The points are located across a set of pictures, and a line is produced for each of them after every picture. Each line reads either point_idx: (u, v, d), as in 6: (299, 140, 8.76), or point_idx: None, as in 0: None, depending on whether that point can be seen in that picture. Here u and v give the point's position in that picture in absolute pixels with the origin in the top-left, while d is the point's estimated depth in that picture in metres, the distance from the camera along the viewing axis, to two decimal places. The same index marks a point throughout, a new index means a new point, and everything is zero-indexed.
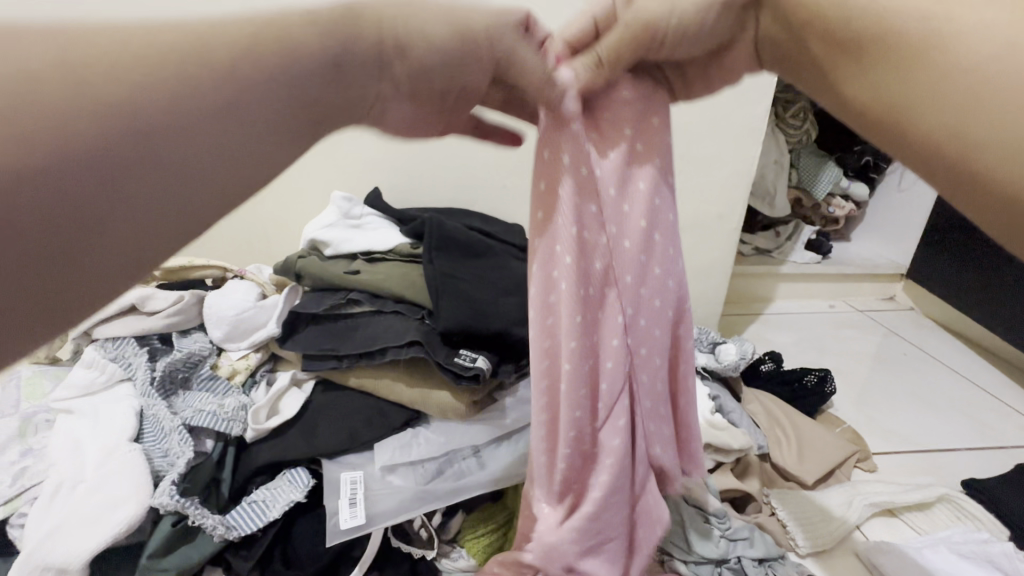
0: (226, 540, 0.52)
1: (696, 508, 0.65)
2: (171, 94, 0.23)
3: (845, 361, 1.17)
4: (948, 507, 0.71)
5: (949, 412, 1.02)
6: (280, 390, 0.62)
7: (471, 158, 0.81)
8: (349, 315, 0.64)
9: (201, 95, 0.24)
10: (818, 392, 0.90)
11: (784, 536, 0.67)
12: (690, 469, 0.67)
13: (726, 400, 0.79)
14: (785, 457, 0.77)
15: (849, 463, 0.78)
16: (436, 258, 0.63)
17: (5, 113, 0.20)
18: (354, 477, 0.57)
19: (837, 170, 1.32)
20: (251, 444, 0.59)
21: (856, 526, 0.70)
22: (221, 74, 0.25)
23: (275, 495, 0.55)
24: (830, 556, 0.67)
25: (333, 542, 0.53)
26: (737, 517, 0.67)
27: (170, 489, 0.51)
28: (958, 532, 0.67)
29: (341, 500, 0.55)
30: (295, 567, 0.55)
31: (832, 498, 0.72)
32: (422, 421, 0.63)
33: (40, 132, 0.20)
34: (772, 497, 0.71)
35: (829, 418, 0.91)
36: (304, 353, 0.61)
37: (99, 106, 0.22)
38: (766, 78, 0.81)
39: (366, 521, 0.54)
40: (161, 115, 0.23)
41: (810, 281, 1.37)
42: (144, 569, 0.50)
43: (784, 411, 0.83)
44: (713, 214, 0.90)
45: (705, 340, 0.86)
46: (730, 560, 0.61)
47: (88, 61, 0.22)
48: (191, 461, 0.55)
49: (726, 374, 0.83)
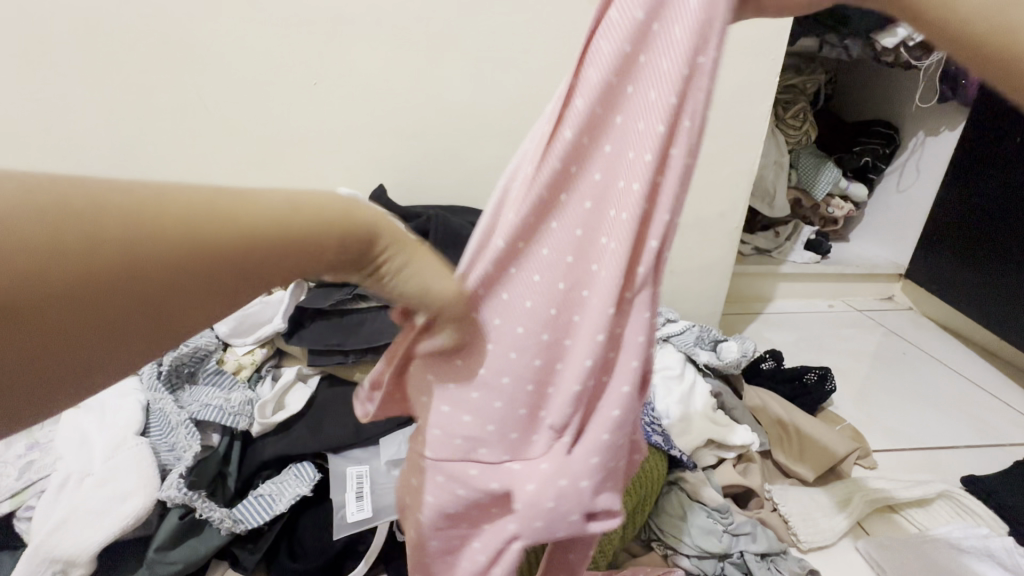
0: (233, 533, 0.52)
1: (698, 503, 0.65)
2: (142, 247, 0.21)
3: (845, 359, 1.18)
4: (947, 503, 0.72)
5: (948, 410, 1.02)
6: (286, 384, 0.62)
7: (474, 156, 0.82)
8: (355, 310, 0.64)
9: (217, 279, 0.23)
10: (818, 389, 0.91)
11: (786, 531, 0.68)
12: (692, 464, 0.69)
13: (728, 396, 0.80)
14: (785, 454, 0.79)
15: (850, 459, 0.78)
16: (442, 254, 0.63)
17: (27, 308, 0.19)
18: (361, 471, 0.57)
19: (836, 171, 1.33)
20: (257, 438, 0.59)
21: (857, 522, 0.71)
22: (256, 264, 0.23)
23: (281, 489, 0.55)
24: (832, 551, 0.68)
25: (339, 535, 0.53)
26: (740, 513, 0.67)
27: (179, 482, 0.51)
28: (958, 527, 0.68)
29: (347, 493, 0.55)
30: (302, 560, 0.55)
31: (833, 495, 0.72)
32: None
33: (55, 310, 0.20)
34: (775, 493, 0.71)
35: (829, 415, 0.92)
36: (311, 348, 0.61)
37: (119, 290, 0.21)
38: (768, 77, 0.82)
39: (372, 513, 0.54)
40: (177, 303, 0.22)
41: (810, 280, 1.38)
42: (152, 561, 0.50)
43: (783, 406, 0.83)
44: (715, 213, 0.91)
45: (707, 338, 0.86)
46: (733, 555, 0.62)
47: (115, 256, 0.20)
48: (198, 455, 0.55)
49: (727, 371, 0.84)
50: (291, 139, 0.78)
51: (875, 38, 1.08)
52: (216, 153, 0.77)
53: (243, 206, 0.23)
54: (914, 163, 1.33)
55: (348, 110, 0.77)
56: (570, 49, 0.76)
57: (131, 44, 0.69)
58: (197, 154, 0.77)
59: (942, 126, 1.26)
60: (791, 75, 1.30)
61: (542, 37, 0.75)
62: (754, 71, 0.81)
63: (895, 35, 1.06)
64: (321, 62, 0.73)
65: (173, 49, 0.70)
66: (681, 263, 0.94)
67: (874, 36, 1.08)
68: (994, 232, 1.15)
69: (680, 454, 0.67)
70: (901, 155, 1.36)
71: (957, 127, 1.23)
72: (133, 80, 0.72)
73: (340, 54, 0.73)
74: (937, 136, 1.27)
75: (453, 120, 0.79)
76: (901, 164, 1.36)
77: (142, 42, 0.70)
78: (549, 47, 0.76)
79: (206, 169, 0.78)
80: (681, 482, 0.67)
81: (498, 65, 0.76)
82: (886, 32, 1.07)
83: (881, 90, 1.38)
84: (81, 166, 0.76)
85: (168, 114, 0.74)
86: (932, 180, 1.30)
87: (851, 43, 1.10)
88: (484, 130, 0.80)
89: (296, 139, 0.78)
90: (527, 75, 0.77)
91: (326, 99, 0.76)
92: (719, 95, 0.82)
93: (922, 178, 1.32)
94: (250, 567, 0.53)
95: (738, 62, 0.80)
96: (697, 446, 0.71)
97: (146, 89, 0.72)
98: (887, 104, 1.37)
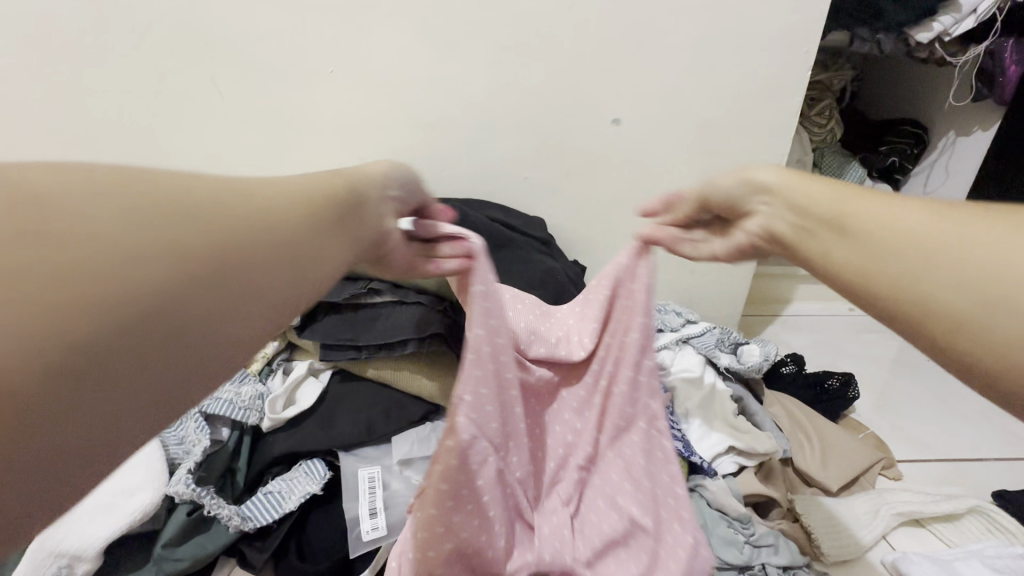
0: (241, 531, 0.51)
1: (719, 512, 0.63)
2: (177, 241, 0.28)
3: (866, 365, 1.15)
4: (979, 520, 0.69)
5: (974, 420, 0.99)
6: (297, 379, 0.60)
7: (492, 148, 0.80)
8: (370, 304, 0.61)
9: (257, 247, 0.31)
10: (841, 396, 0.88)
11: (809, 544, 0.65)
12: (712, 471, 0.66)
13: (749, 402, 0.77)
14: (807, 461, 0.76)
15: (873, 471, 0.77)
16: None
17: (107, 268, 0.26)
18: (373, 473, 0.56)
19: (860, 170, 1.30)
20: (267, 433, 0.58)
21: (882, 536, 0.68)
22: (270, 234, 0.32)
23: (291, 486, 0.54)
24: (854, 566, 0.65)
25: (356, 554, 0.52)
26: (761, 522, 0.64)
27: (187, 478, 0.50)
28: (991, 547, 0.65)
29: (363, 508, 0.53)
30: (311, 561, 0.53)
31: (857, 506, 0.70)
32: (441, 415, 0.60)
33: (121, 285, 0.26)
34: (798, 503, 0.68)
35: (852, 424, 0.89)
36: (324, 342, 0.59)
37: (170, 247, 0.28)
38: (801, 71, 0.78)
39: (388, 532, 0.53)
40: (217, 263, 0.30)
41: None
42: (159, 557, 0.49)
43: (807, 417, 0.81)
44: None
45: (729, 340, 0.83)
46: (754, 567, 0.59)
47: (187, 239, 0.28)
48: (207, 449, 0.54)
49: (747, 375, 0.81)
50: (308, 128, 0.76)
51: (909, 33, 1.04)
52: (232, 141, 0.76)
53: (244, 195, 0.32)
54: (944, 164, 1.28)
55: (365, 97, 0.75)
56: (592, 37, 0.73)
57: (145, 25, 0.68)
58: (213, 142, 0.76)
59: (975, 125, 1.22)
60: (818, 71, 1.27)
61: (566, 26, 0.72)
62: (787, 64, 0.78)
63: (930, 30, 1.02)
64: (339, 51, 0.71)
65: (186, 33, 0.69)
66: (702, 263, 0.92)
67: (908, 30, 1.04)
68: None
69: (699, 460, 0.66)
70: (928, 155, 1.30)
71: (992, 127, 1.20)
72: (149, 65, 0.70)
73: (357, 41, 0.71)
74: (967, 136, 1.23)
75: (471, 111, 0.77)
76: (929, 164, 1.30)
77: (156, 26, 0.68)
78: (570, 35, 0.73)
79: (223, 156, 0.77)
80: (701, 489, 0.64)
81: (518, 55, 0.74)
82: (921, 26, 1.03)
83: (911, 87, 1.34)
84: (99, 152, 0.75)
85: (184, 101, 0.73)
86: (964, 181, 1.27)
87: (882, 38, 1.05)
88: (502, 122, 0.78)
89: (313, 129, 0.76)
90: (548, 65, 0.75)
91: (343, 88, 0.74)
92: (748, 88, 0.79)
93: (951, 179, 1.28)
94: (258, 566, 0.51)
95: (769, 54, 0.77)
96: (717, 452, 0.69)
97: (160, 74, 0.71)
98: (917, 102, 1.33)
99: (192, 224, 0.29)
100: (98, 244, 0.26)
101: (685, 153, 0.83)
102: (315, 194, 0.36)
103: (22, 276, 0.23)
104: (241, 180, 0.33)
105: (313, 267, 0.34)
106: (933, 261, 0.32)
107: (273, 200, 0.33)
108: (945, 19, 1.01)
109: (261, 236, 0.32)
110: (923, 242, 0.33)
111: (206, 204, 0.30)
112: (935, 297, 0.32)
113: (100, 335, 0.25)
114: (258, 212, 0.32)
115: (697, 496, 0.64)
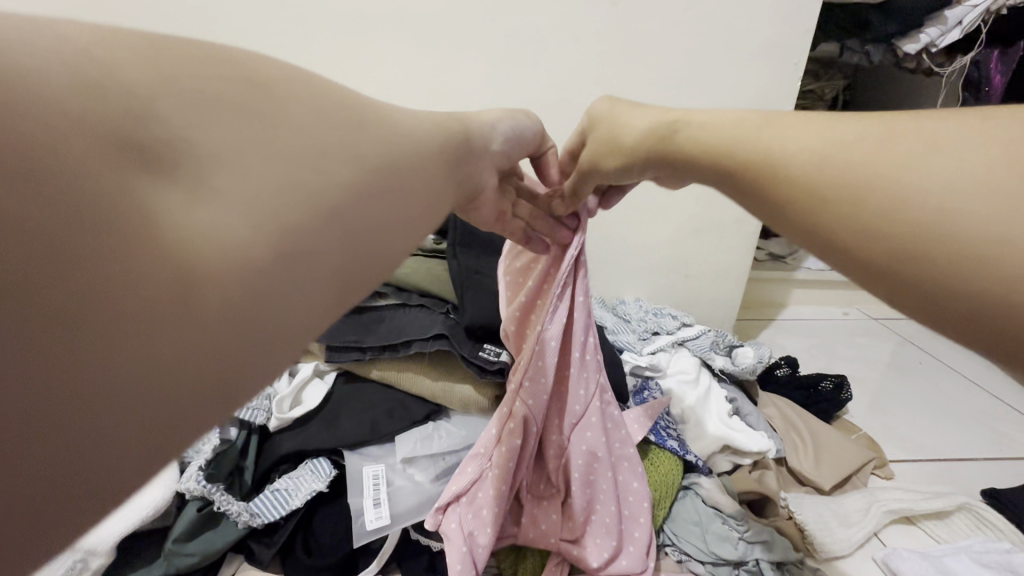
0: (250, 527, 0.53)
1: (714, 509, 0.64)
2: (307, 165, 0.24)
3: (860, 368, 1.17)
4: (968, 517, 0.71)
5: (965, 421, 1.01)
6: (303, 380, 0.62)
7: None
8: (374, 307, 0.63)
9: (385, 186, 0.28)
10: (834, 398, 0.90)
11: (802, 541, 0.66)
12: (707, 469, 0.68)
13: (743, 403, 0.79)
14: (801, 461, 0.77)
15: (865, 469, 0.79)
16: (460, 253, 0.61)
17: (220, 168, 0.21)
18: (376, 470, 0.57)
19: None
20: (275, 432, 0.60)
21: (874, 533, 0.70)
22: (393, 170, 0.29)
23: (297, 484, 0.56)
24: (848, 562, 0.67)
25: (359, 544, 0.53)
26: (755, 519, 0.66)
27: (198, 474, 0.52)
28: (979, 542, 0.67)
29: (365, 500, 0.54)
30: (318, 555, 0.55)
31: (850, 504, 0.71)
32: (443, 415, 0.62)
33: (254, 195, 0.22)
34: (791, 501, 0.70)
35: (846, 425, 0.91)
36: (329, 344, 0.61)
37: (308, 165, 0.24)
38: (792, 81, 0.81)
39: (390, 521, 0.53)
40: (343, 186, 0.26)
41: (824, 287, 1.37)
42: (170, 552, 0.51)
43: (801, 418, 0.83)
44: (732, 218, 0.91)
45: (724, 343, 0.85)
46: (748, 563, 0.60)
47: (317, 154, 0.24)
48: (217, 447, 0.55)
49: (742, 377, 0.83)
50: None
51: (897, 44, 1.08)
52: None
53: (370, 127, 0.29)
54: None
55: None
56: (590, 48, 0.76)
57: None
58: None
59: None
60: (809, 81, 1.31)
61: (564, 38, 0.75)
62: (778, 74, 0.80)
63: (916, 41, 1.05)
64: None
65: None
66: (697, 268, 0.94)
67: (895, 41, 1.07)
68: None
69: (695, 459, 0.67)
70: None
71: None
72: None
73: None
74: None
75: None
76: None
77: None
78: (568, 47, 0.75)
79: None
80: (696, 487, 0.66)
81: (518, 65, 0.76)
82: (908, 38, 1.06)
83: (901, 97, 1.37)
84: None
85: None
86: None
87: (872, 49, 1.09)
88: None
89: None
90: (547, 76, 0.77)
91: None
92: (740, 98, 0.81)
93: None
94: (267, 559, 0.53)
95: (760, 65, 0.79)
96: (711, 451, 0.71)
97: None
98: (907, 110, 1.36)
99: (319, 143, 0.25)
100: (229, 149, 0.21)
101: None
102: (423, 125, 0.32)
103: (129, 152, 0.19)
104: (368, 110, 0.29)
105: (414, 190, 0.29)
106: (886, 205, 0.25)
107: (390, 127, 0.29)
108: (931, 31, 1.04)
109: (369, 153, 0.27)
110: (855, 189, 0.26)
111: (329, 128, 0.26)
112: (877, 239, 0.25)
113: (222, 250, 0.20)
114: (373, 134, 0.28)
115: (693, 494, 0.66)
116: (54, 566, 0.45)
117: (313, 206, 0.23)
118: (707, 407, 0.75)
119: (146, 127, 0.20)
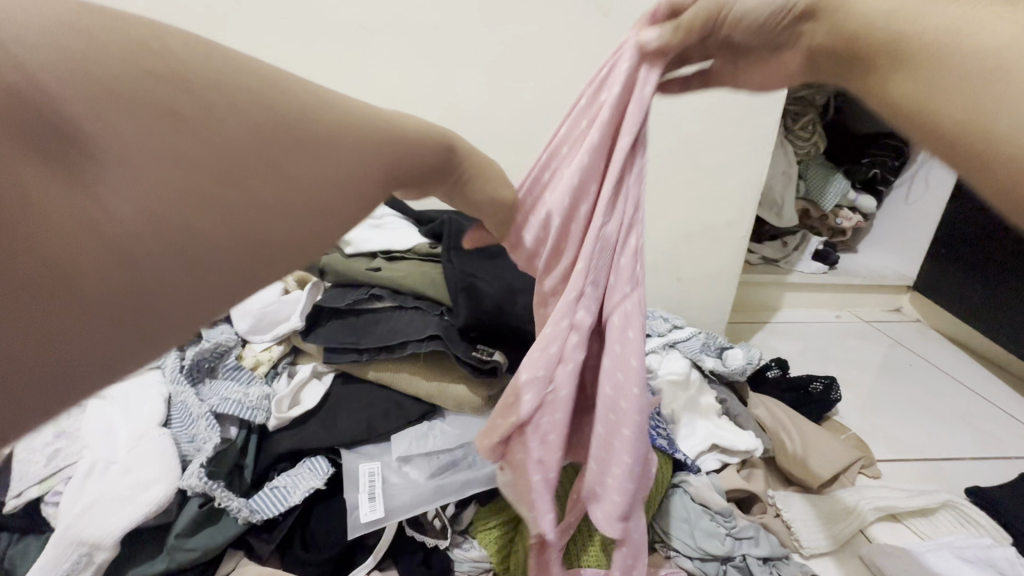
0: (249, 522, 0.54)
1: (702, 506, 0.65)
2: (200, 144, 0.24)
3: (851, 370, 1.18)
4: (952, 514, 0.72)
5: (952, 421, 1.03)
6: (301, 381, 0.64)
7: None
8: (370, 310, 0.65)
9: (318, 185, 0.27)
10: (823, 399, 0.92)
11: (789, 537, 0.68)
12: (695, 468, 0.69)
13: (732, 403, 0.81)
14: (790, 460, 0.79)
15: (853, 468, 0.80)
16: (453, 256, 0.63)
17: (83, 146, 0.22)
18: (372, 468, 0.59)
19: (844, 182, 1.36)
20: (274, 432, 0.61)
21: (860, 530, 0.71)
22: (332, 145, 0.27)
23: (296, 481, 0.57)
24: (834, 558, 0.68)
25: (353, 535, 0.54)
26: (743, 516, 0.68)
27: (199, 472, 0.54)
28: (962, 538, 0.68)
29: (361, 493, 0.56)
30: (315, 552, 0.56)
31: (836, 502, 0.73)
32: (437, 414, 0.63)
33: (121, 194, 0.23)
34: (778, 499, 0.71)
35: (834, 425, 0.93)
36: (327, 346, 0.63)
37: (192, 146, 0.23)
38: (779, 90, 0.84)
39: (385, 514, 0.55)
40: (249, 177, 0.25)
41: (816, 290, 1.39)
42: (171, 547, 0.52)
43: (790, 417, 0.85)
44: (722, 223, 0.93)
45: (714, 344, 0.86)
46: (735, 558, 0.62)
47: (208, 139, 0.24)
48: (218, 446, 0.57)
49: (732, 378, 0.85)
50: None
51: None
52: None
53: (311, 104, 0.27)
54: (923, 176, 1.35)
55: None
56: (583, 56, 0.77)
57: None
58: None
59: None
60: (801, 88, 1.33)
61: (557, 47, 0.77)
62: None
63: None
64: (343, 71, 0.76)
65: None
66: (688, 271, 0.96)
67: None
68: (1002, 246, 1.16)
69: (684, 457, 0.69)
70: (909, 168, 1.37)
71: None
72: None
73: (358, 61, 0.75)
74: None
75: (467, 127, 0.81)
76: (909, 177, 1.37)
77: None
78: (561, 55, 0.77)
79: None
80: (685, 485, 0.67)
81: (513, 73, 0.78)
82: None
83: None
84: None
85: None
86: (943, 192, 1.32)
87: None
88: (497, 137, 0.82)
89: None
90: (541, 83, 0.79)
91: None
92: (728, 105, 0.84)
93: (931, 190, 1.33)
94: (266, 556, 0.54)
95: None
96: (701, 450, 0.72)
97: None
98: None
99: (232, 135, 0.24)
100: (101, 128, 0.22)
101: (671, 166, 0.87)
102: (380, 142, 0.29)
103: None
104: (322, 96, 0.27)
105: (331, 207, 0.27)
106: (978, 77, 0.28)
107: (333, 139, 0.27)
108: None
109: (282, 163, 0.25)
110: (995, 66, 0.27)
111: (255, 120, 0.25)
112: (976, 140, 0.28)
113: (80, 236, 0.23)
114: (305, 159, 0.26)
115: (682, 491, 0.67)
116: (58, 555, 0.48)
117: (161, 219, 0.23)
118: (697, 408, 0.77)
119: (28, 123, 0.21)
